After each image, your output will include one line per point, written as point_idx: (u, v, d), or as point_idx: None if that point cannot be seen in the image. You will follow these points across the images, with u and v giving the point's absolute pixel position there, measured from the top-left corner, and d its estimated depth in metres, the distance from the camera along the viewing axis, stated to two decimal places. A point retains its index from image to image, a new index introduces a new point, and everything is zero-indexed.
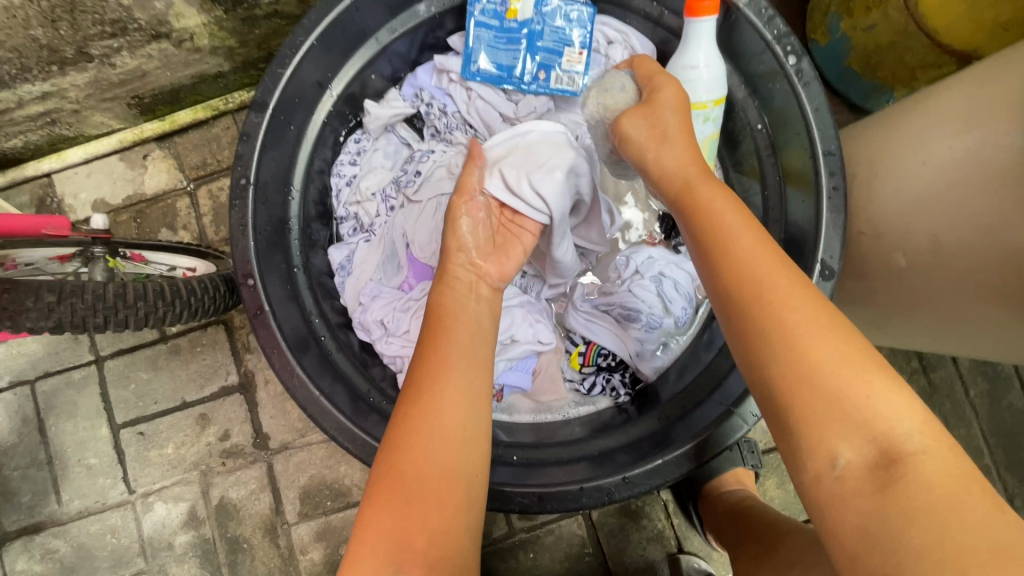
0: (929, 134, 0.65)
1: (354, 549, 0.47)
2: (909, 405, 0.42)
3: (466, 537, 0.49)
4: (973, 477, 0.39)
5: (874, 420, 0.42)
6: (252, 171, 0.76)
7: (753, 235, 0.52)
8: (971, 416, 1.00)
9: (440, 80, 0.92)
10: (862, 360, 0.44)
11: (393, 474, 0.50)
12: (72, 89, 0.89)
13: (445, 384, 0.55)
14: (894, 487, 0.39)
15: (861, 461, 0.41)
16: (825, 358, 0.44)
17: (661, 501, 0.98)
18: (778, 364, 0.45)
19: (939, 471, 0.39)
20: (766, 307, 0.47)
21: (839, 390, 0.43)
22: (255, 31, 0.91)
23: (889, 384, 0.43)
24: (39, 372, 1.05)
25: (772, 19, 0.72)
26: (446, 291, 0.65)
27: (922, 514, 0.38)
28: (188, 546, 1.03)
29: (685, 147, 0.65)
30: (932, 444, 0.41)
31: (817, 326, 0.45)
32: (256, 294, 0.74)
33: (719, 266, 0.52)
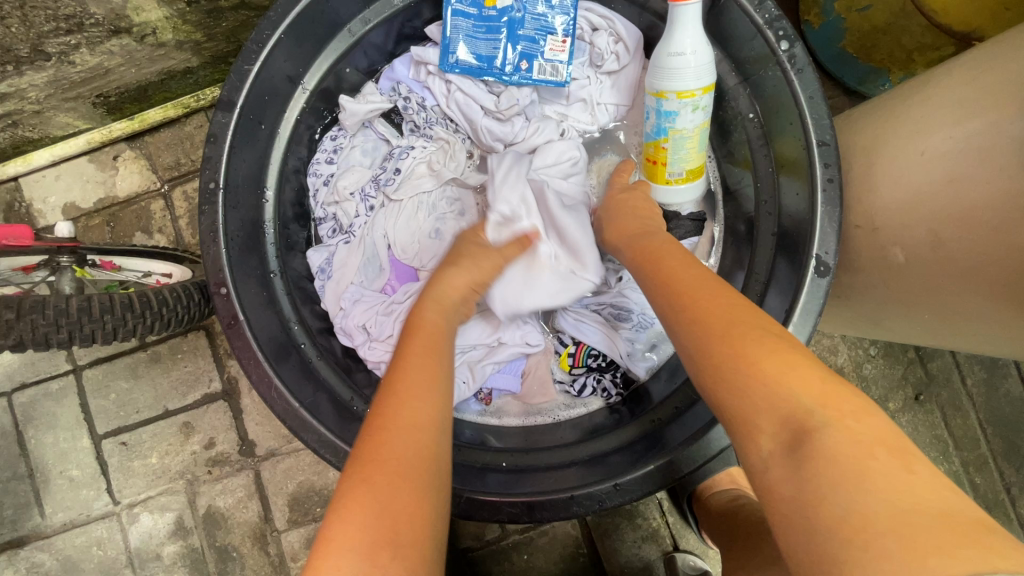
0: (928, 122, 0.62)
1: (322, 549, 0.44)
2: (808, 378, 0.40)
3: (431, 534, 0.46)
4: (879, 442, 0.36)
5: (774, 399, 0.40)
6: (221, 175, 0.72)
7: (685, 264, 0.56)
8: (969, 405, 0.98)
9: (418, 72, 0.88)
10: (763, 343, 0.43)
11: (366, 468, 0.47)
12: (31, 89, 0.85)
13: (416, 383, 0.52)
14: (802, 462, 0.37)
15: (773, 443, 0.39)
16: (727, 346, 0.44)
17: (656, 499, 0.97)
18: (701, 362, 0.46)
19: (849, 440, 0.36)
20: (685, 317, 0.49)
21: (740, 378, 0.42)
22: (222, 24, 0.87)
23: (790, 362, 0.42)
24: (16, 384, 1.02)
25: (763, 2, 0.68)
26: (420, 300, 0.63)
27: (832, 489, 0.35)
28: (177, 556, 1.01)
29: (642, 216, 0.70)
30: (834, 414, 0.38)
31: (719, 322, 0.47)
32: (229, 303, 0.71)
33: (657, 290, 0.55)
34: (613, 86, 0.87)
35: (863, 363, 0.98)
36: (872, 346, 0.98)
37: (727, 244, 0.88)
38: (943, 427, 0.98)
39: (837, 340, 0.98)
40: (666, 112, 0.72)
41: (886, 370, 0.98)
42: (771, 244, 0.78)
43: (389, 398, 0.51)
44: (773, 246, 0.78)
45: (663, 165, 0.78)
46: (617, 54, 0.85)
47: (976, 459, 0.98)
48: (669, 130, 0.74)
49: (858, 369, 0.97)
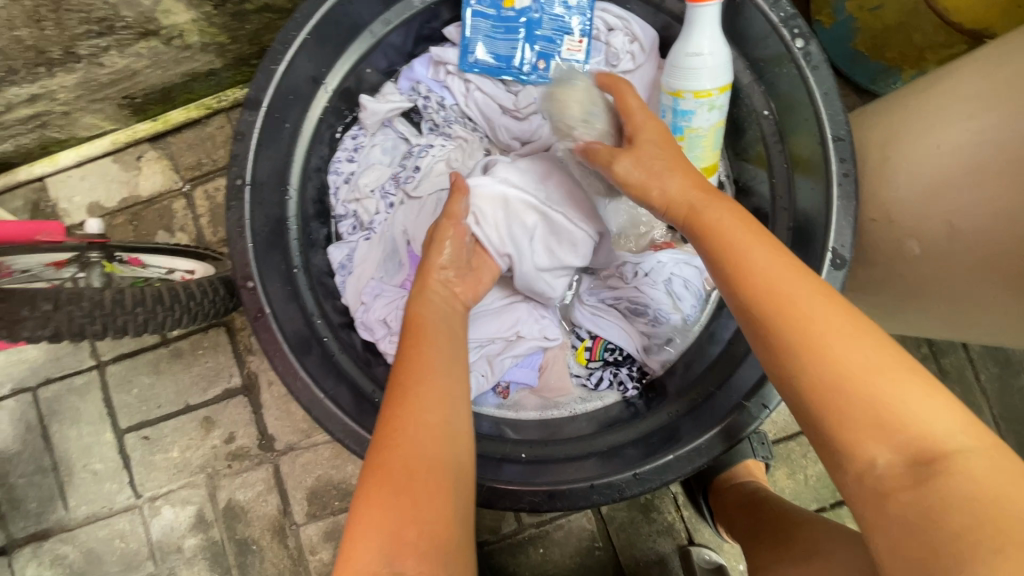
0: (944, 116, 0.63)
1: (345, 546, 0.47)
2: (948, 407, 0.40)
3: (459, 528, 0.49)
4: (1020, 475, 0.37)
5: (908, 425, 0.39)
6: (248, 171, 0.74)
7: (766, 250, 0.49)
8: (983, 401, 0.99)
9: (437, 72, 0.90)
10: (890, 364, 0.41)
11: (378, 466, 0.50)
12: (61, 90, 0.87)
13: (427, 387, 0.56)
14: (933, 482, 0.37)
15: (894, 464, 0.39)
16: (857, 365, 0.41)
17: (670, 493, 0.98)
18: (806, 369, 0.43)
19: (991, 470, 0.37)
20: (786, 316, 0.45)
21: (869, 398, 0.40)
22: (246, 26, 0.89)
23: (927, 388, 0.40)
24: (41, 379, 1.04)
25: (778, 1, 0.70)
26: (424, 304, 0.67)
27: (972, 507, 0.35)
28: (197, 548, 1.03)
29: (691, 173, 0.59)
30: (971, 443, 0.38)
31: (832, 338, 0.43)
32: (256, 297, 0.73)
33: (737, 282, 0.49)
34: (629, 85, 0.87)
35: None
36: None
37: None
38: None
39: None
40: (683, 111, 0.73)
41: None
42: (786, 239, 0.79)
43: (401, 397, 0.55)
44: (788, 240, 0.79)
45: None
46: (633, 53, 0.86)
47: None
48: (685, 128, 0.75)
49: None
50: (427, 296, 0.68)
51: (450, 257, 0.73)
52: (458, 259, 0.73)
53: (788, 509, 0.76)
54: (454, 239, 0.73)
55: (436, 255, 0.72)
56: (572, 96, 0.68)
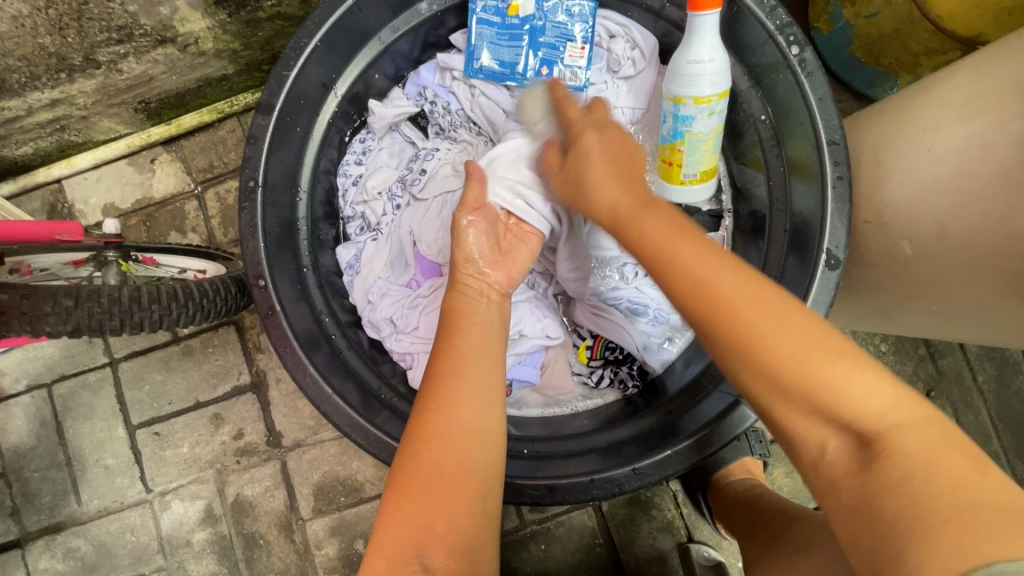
0: (935, 120, 0.65)
1: (379, 535, 0.51)
2: (885, 387, 0.40)
3: (486, 522, 0.52)
4: (957, 446, 0.38)
5: (845, 415, 0.41)
6: (260, 173, 0.76)
7: (694, 244, 0.48)
8: (980, 402, 1.00)
9: (443, 78, 0.93)
10: (823, 355, 0.41)
11: (410, 462, 0.53)
12: (80, 96, 0.91)
13: (459, 382, 0.58)
14: (874, 466, 0.39)
15: (840, 446, 0.42)
16: (787, 360, 0.42)
17: (670, 491, 0.99)
18: (745, 370, 0.44)
19: (930, 445, 0.38)
20: (716, 318, 0.45)
21: (807, 392, 0.41)
22: (258, 33, 0.92)
23: (864, 371, 0.41)
24: (56, 375, 1.07)
25: (774, 10, 0.72)
26: (459, 296, 0.70)
27: (904, 484, 0.37)
28: (206, 543, 1.05)
29: (626, 176, 0.59)
30: (910, 422, 0.39)
31: (768, 335, 0.43)
32: (267, 295, 0.76)
33: (671, 285, 0.48)
34: (629, 91, 0.90)
35: (874, 359, 1.00)
36: (883, 343, 1.00)
37: (738, 241, 0.91)
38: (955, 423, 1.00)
39: (848, 337, 1.01)
40: (683, 116, 0.75)
41: (896, 367, 1.00)
42: (783, 241, 0.81)
43: (436, 397, 0.57)
44: (785, 242, 0.80)
45: (678, 166, 0.81)
46: (634, 60, 0.88)
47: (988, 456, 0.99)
48: (685, 133, 0.77)
49: None
50: (460, 290, 0.70)
51: (478, 236, 0.75)
52: (486, 238, 0.75)
53: (785, 505, 0.78)
54: (480, 227, 0.75)
55: (461, 250, 0.74)
56: (537, 103, 0.79)
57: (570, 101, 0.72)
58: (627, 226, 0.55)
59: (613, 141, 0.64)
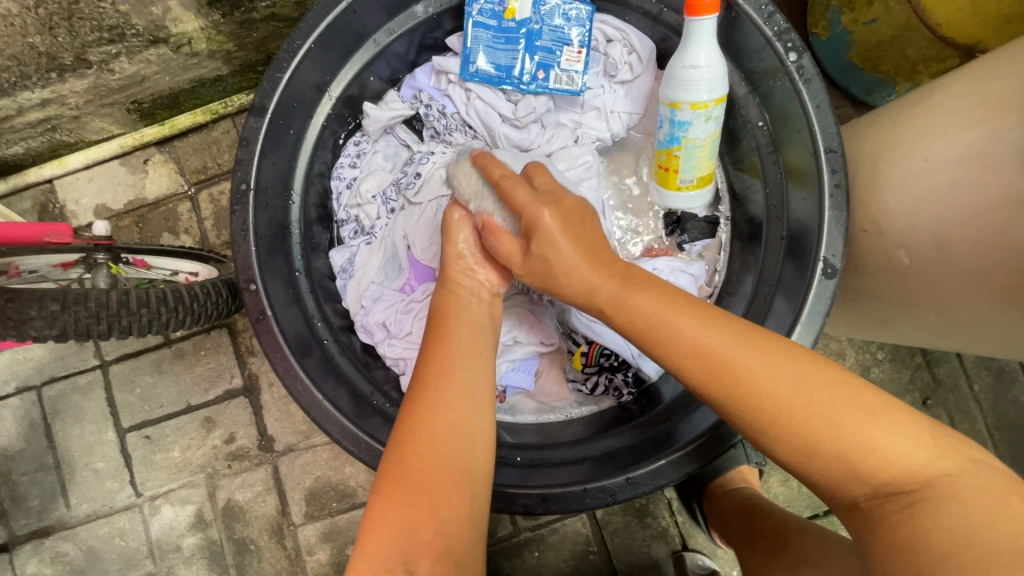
0: (932, 129, 0.64)
1: (362, 538, 0.50)
2: (913, 433, 0.43)
3: (471, 527, 0.51)
4: (1002, 487, 0.40)
5: (881, 465, 0.42)
6: (252, 176, 0.75)
7: (698, 317, 0.52)
8: (976, 410, 1.00)
9: (438, 81, 0.92)
10: (853, 408, 0.44)
11: (395, 463, 0.53)
12: (71, 95, 0.90)
13: (447, 384, 0.57)
14: (916, 511, 0.40)
15: (874, 496, 0.43)
16: (809, 419, 0.44)
17: (665, 498, 0.98)
18: (771, 429, 0.46)
19: (969, 485, 0.40)
20: (731, 388, 0.48)
21: (839, 446, 0.43)
22: (253, 34, 0.91)
23: (889, 419, 0.43)
24: (45, 378, 1.06)
25: (773, 16, 0.71)
26: (450, 295, 0.69)
27: (950, 529, 0.38)
28: (196, 548, 1.04)
29: (598, 254, 0.62)
30: (949, 466, 0.41)
31: (789, 397, 0.45)
32: (258, 299, 0.74)
33: (683, 351, 0.51)
34: (627, 95, 0.90)
35: (871, 367, 1.00)
36: (880, 350, 1.00)
37: (735, 248, 0.91)
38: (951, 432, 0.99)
39: (844, 344, 1.00)
40: (680, 121, 0.75)
41: (893, 374, 1.00)
42: (780, 248, 0.80)
43: (424, 397, 0.56)
44: (782, 249, 0.80)
45: (675, 172, 0.80)
46: (631, 65, 0.88)
47: None
48: (681, 138, 0.76)
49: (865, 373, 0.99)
50: (451, 291, 0.69)
51: (471, 239, 0.71)
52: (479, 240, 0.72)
53: (786, 515, 0.76)
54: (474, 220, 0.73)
55: (452, 246, 0.71)
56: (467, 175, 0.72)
57: (512, 178, 0.67)
58: (616, 304, 0.58)
59: (573, 216, 0.63)
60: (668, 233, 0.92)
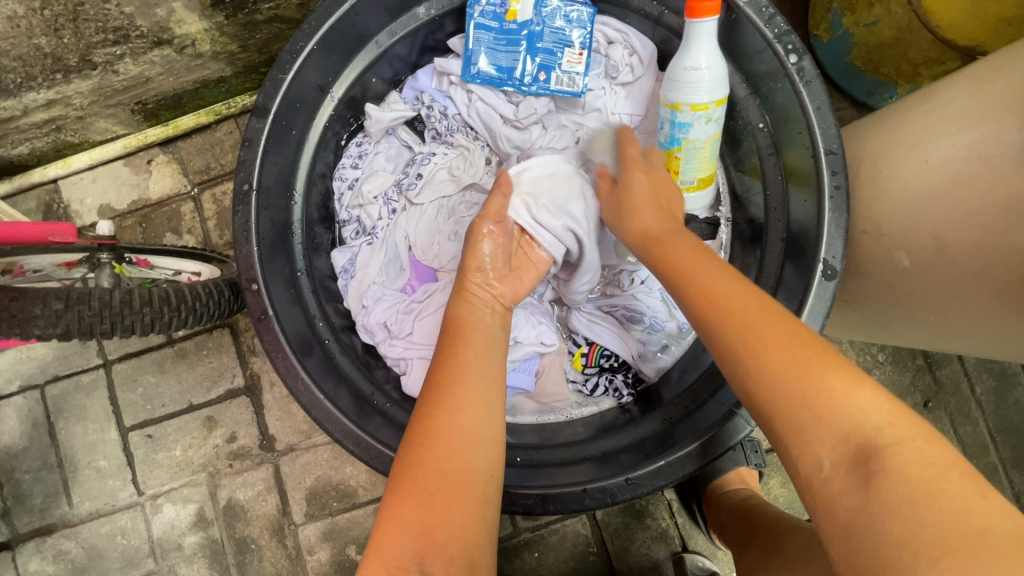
0: (933, 132, 0.64)
1: (376, 538, 0.50)
2: (876, 397, 0.42)
3: (484, 528, 0.52)
4: (953, 466, 0.38)
5: (839, 416, 0.42)
6: (255, 177, 0.76)
7: (713, 265, 0.55)
8: (978, 413, 0.99)
9: (440, 83, 0.92)
10: (821, 361, 0.44)
11: (413, 465, 0.53)
12: (76, 96, 0.90)
13: (463, 390, 0.58)
14: (874, 479, 0.39)
15: (839, 459, 0.41)
16: (777, 364, 0.45)
17: (665, 500, 0.98)
18: (744, 368, 0.47)
19: (924, 460, 0.39)
20: (721, 322, 0.50)
21: (802, 391, 0.43)
22: (256, 35, 0.92)
23: (855, 377, 0.43)
24: (49, 376, 1.07)
25: (773, 18, 0.71)
26: (464, 304, 0.70)
27: (905, 507, 0.37)
28: (197, 546, 1.05)
29: (660, 209, 0.69)
30: (903, 436, 0.40)
31: (768, 336, 0.47)
32: (260, 299, 0.75)
33: (694, 293, 0.54)
34: (628, 97, 0.90)
35: (872, 369, 1.00)
36: (881, 352, 1.00)
37: (736, 249, 0.91)
38: (952, 434, 0.99)
39: (845, 346, 1.00)
40: (680, 123, 0.75)
41: (894, 376, 1.00)
42: (780, 249, 0.80)
43: (437, 397, 0.57)
44: (782, 251, 0.80)
45: (676, 173, 0.81)
46: (632, 66, 0.88)
47: (985, 468, 0.99)
48: (681, 140, 0.77)
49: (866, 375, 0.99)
50: (466, 301, 0.71)
51: (492, 256, 0.75)
52: (500, 257, 0.76)
53: (784, 516, 0.76)
54: (496, 241, 0.76)
55: (475, 256, 0.74)
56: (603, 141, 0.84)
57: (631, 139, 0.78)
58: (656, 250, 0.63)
59: (662, 182, 0.73)
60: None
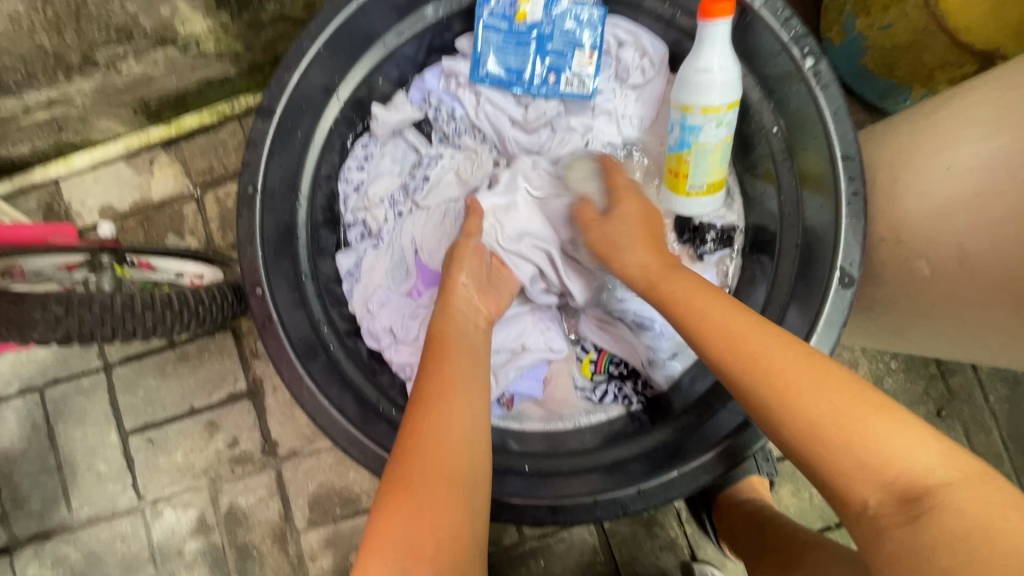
0: (955, 138, 0.63)
1: (365, 555, 0.48)
2: (922, 438, 0.44)
3: (472, 536, 0.50)
4: (1011, 505, 0.39)
5: (886, 461, 0.43)
6: (259, 179, 0.75)
7: (729, 309, 0.57)
8: (991, 422, 0.98)
9: (447, 84, 0.90)
10: (861, 403, 0.46)
11: (401, 481, 0.51)
12: (78, 96, 0.89)
13: (447, 406, 0.57)
14: (925, 517, 0.40)
15: (885, 500, 0.43)
16: (819, 411, 0.46)
17: (673, 509, 0.97)
18: (784, 418, 0.48)
19: (974, 498, 0.40)
20: (754, 373, 0.51)
21: (846, 437, 0.45)
22: (261, 35, 0.90)
23: (897, 419, 0.45)
24: (48, 379, 1.05)
25: (789, 20, 0.70)
26: (447, 322, 0.70)
27: (953, 541, 0.38)
28: (198, 552, 1.03)
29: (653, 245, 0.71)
30: (956, 474, 0.42)
31: (804, 382, 0.48)
32: (264, 304, 0.74)
33: (712, 341, 0.56)
34: (638, 99, 0.89)
35: (884, 377, 0.98)
36: (893, 360, 0.98)
37: (747, 255, 0.89)
38: (965, 443, 0.98)
39: (857, 354, 0.99)
40: (691, 125, 0.73)
41: (906, 384, 0.98)
42: (794, 256, 0.79)
43: (423, 410, 0.57)
44: (796, 258, 0.78)
45: (685, 177, 0.79)
46: (643, 69, 0.87)
47: None
48: (692, 143, 0.75)
49: (878, 383, 0.98)
50: (449, 316, 0.71)
51: (471, 279, 0.75)
52: (475, 276, 0.76)
53: (798, 529, 0.74)
54: (473, 259, 0.77)
55: (456, 277, 0.75)
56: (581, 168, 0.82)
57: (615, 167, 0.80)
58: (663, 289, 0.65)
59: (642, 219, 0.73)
60: (683, 242, 0.89)
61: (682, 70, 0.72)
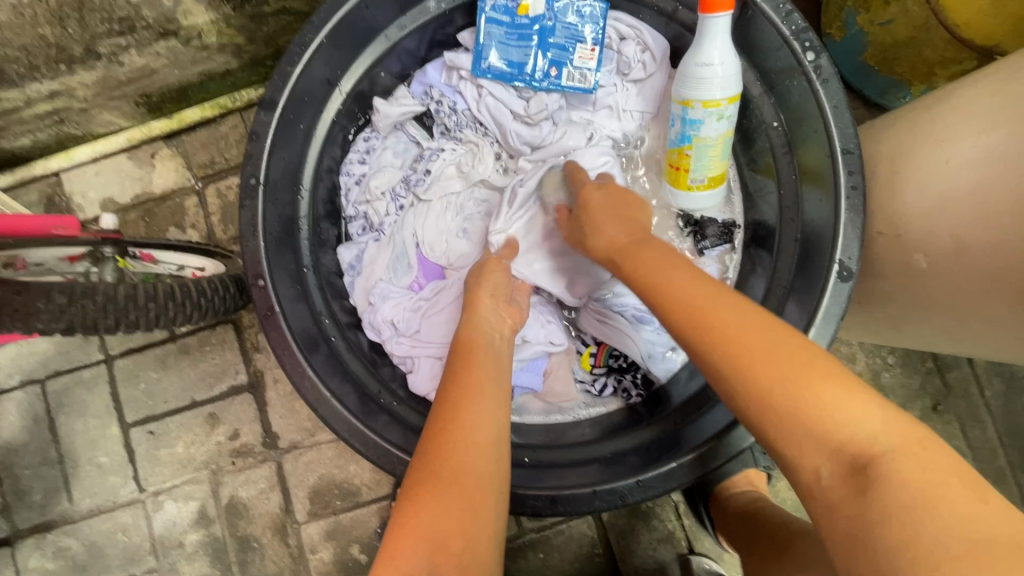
0: (955, 130, 0.63)
1: (388, 550, 0.48)
2: (867, 403, 0.43)
3: (493, 540, 0.50)
4: (956, 473, 0.38)
5: (833, 428, 0.42)
6: (262, 171, 0.75)
7: (685, 274, 0.56)
8: (987, 417, 0.99)
9: (450, 77, 0.91)
10: (811, 371, 0.45)
11: (430, 478, 0.51)
12: (80, 87, 0.89)
13: (469, 405, 0.57)
14: (872, 490, 0.39)
15: (834, 469, 0.42)
16: (769, 378, 0.45)
17: (672, 502, 0.98)
18: (738, 390, 0.47)
19: (915, 466, 0.39)
20: (709, 339, 0.49)
21: (797, 406, 0.44)
22: (263, 28, 0.90)
23: (843, 386, 0.44)
24: (50, 371, 1.06)
25: (790, 15, 0.71)
26: (474, 326, 0.71)
27: (904, 515, 0.37)
28: (199, 544, 1.04)
29: (616, 221, 0.70)
30: (898, 443, 0.40)
31: (757, 349, 0.47)
32: (266, 294, 0.74)
33: (667, 308, 0.54)
34: (639, 94, 0.90)
35: (881, 371, 0.99)
36: (890, 355, 0.99)
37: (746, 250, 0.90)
38: (962, 438, 0.98)
39: (855, 348, 0.99)
40: (691, 119, 0.74)
41: (903, 379, 0.99)
42: (794, 250, 0.79)
43: (452, 411, 0.57)
44: (794, 253, 0.79)
45: (686, 171, 0.80)
46: (644, 63, 0.87)
47: (994, 472, 0.98)
48: (692, 137, 0.75)
49: (875, 377, 0.99)
50: (477, 322, 0.71)
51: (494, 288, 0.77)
52: (498, 287, 0.77)
53: (788, 519, 0.76)
54: (500, 275, 0.79)
55: (482, 289, 0.75)
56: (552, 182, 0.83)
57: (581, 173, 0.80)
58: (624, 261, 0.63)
59: (616, 193, 0.75)
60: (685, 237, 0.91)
61: (682, 61, 0.72)
